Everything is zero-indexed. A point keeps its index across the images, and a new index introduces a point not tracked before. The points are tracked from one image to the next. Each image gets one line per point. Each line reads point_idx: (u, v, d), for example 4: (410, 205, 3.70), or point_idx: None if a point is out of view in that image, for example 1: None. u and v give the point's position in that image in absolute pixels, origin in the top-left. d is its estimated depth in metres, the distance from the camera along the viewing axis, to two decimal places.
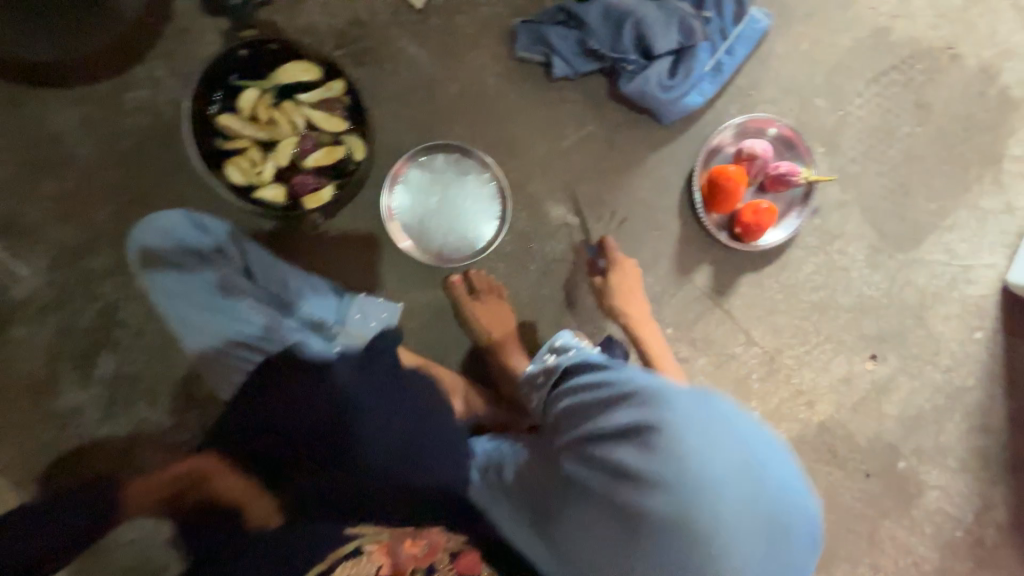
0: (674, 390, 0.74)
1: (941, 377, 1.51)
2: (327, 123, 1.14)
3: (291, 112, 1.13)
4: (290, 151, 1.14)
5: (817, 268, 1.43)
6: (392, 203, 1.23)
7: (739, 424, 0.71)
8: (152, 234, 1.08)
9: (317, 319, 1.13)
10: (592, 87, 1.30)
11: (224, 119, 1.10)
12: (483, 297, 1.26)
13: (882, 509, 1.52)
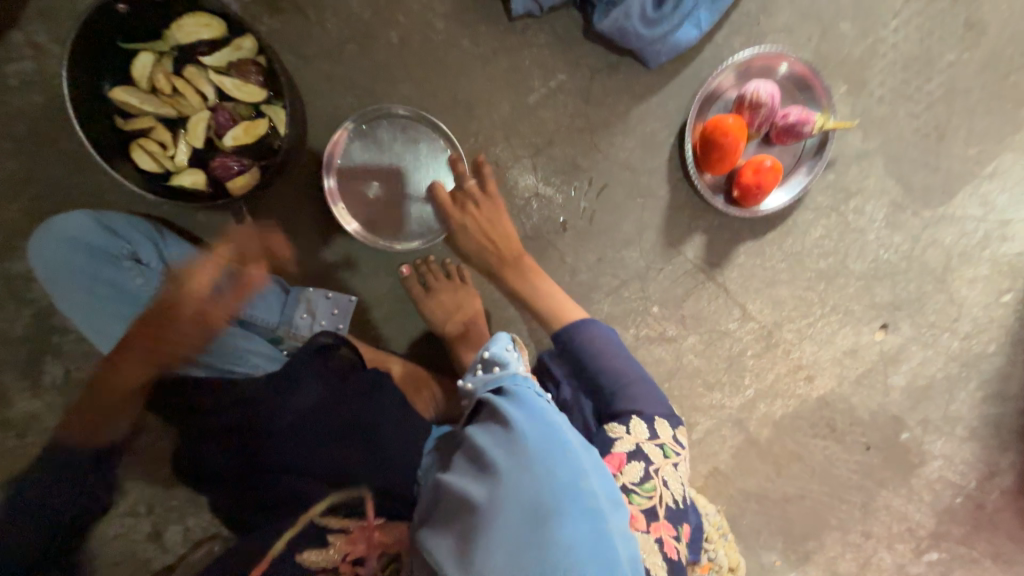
0: (538, 433, 0.62)
1: (958, 344, 1.38)
2: (241, 92, 0.95)
3: (197, 79, 0.94)
4: (204, 129, 0.96)
5: (827, 231, 1.26)
6: (334, 182, 1.07)
7: (594, 491, 0.57)
8: (49, 242, 0.97)
9: (257, 317, 1.08)
10: (561, 27, 1.08)
11: (117, 94, 0.92)
12: (438, 285, 1.13)
13: (878, 480, 1.47)
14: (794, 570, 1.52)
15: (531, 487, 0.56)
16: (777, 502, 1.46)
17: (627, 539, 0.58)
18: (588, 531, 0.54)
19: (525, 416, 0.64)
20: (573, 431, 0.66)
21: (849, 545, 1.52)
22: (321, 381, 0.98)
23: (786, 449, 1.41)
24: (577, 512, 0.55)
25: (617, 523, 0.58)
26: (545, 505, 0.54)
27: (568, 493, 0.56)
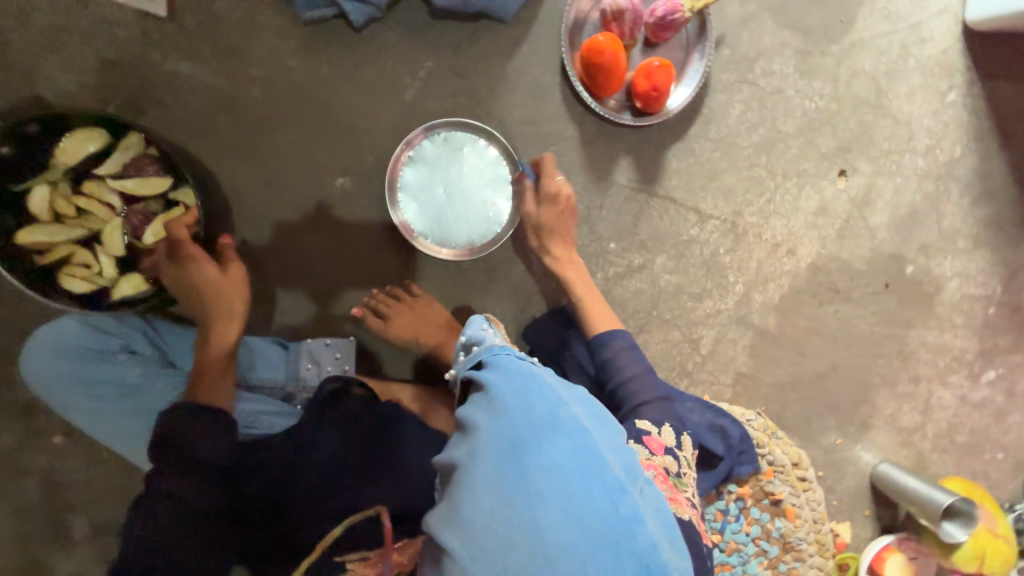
0: (509, 379, 0.60)
1: (924, 161, 1.33)
2: (144, 186, 0.98)
3: (98, 190, 0.97)
4: (120, 234, 0.99)
5: (746, 104, 1.24)
6: (404, 216, 1.09)
7: (567, 414, 0.53)
8: (46, 354, 1.00)
9: (263, 381, 1.09)
10: (408, 18, 1.07)
11: (26, 233, 0.94)
12: (393, 309, 1.12)
13: (904, 322, 1.42)
14: (859, 442, 1.47)
15: (509, 425, 0.53)
16: (814, 383, 1.41)
17: (623, 456, 0.53)
18: (572, 447, 0.50)
19: (501, 373, 0.63)
20: (552, 372, 0.63)
21: (903, 397, 1.46)
22: (335, 428, 0.96)
23: (801, 328, 1.37)
24: (556, 433, 0.51)
25: (608, 441, 0.53)
26: (521, 435, 0.51)
27: (544, 419, 0.53)
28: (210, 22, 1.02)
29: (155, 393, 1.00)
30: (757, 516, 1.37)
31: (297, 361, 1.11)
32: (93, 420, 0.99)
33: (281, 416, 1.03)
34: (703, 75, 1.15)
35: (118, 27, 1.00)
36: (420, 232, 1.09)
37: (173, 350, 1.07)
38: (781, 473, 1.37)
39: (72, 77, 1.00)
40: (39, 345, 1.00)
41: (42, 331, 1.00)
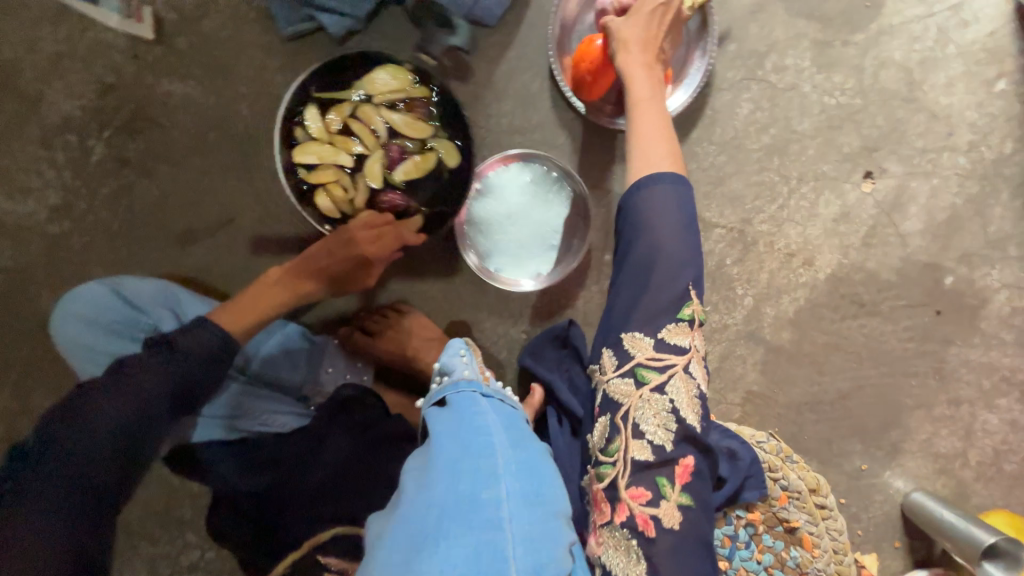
0: (446, 450, 0.70)
1: (966, 159, 1.19)
2: (412, 130, 0.92)
3: (376, 117, 0.91)
4: (378, 169, 0.92)
5: (755, 103, 1.14)
6: (473, 253, 1.08)
7: (480, 499, 0.64)
8: (72, 322, 1.00)
9: (284, 376, 1.09)
10: (391, 28, 1.05)
11: (300, 150, 0.90)
12: (376, 328, 1.13)
13: (942, 339, 1.27)
14: (889, 468, 1.34)
15: (431, 505, 0.64)
16: (836, 403, 1.30)
17: (529, 545, 0.62)
18: (472, 542, 0.59)
19: (451, 431, 0.74)
20: (497, 439, 0.73)
21: (941, 421, 1.32)
22: (343, 432, 1.00)
23: (819, 345, 1.26)
24: (466, 523, 0.61)
25: (517, 530, 0.63)
26: (432, 521, 0.62)
27: (462, 505, 0.63)
28: (199, 41, 1.04)
29: None
30: (770, 543, 1.26)
31: (318, 358, 1.13)
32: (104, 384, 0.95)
33: (294, 416, 1.04)
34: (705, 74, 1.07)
35: (113, 51, 1.02)
36: (475, 252, 1.08)
37: None
38: (797, 499, 1.26)
39: (74, 102, 1.04)
40: (78, 299, 1.02)
41: (84, 290, 1.03)
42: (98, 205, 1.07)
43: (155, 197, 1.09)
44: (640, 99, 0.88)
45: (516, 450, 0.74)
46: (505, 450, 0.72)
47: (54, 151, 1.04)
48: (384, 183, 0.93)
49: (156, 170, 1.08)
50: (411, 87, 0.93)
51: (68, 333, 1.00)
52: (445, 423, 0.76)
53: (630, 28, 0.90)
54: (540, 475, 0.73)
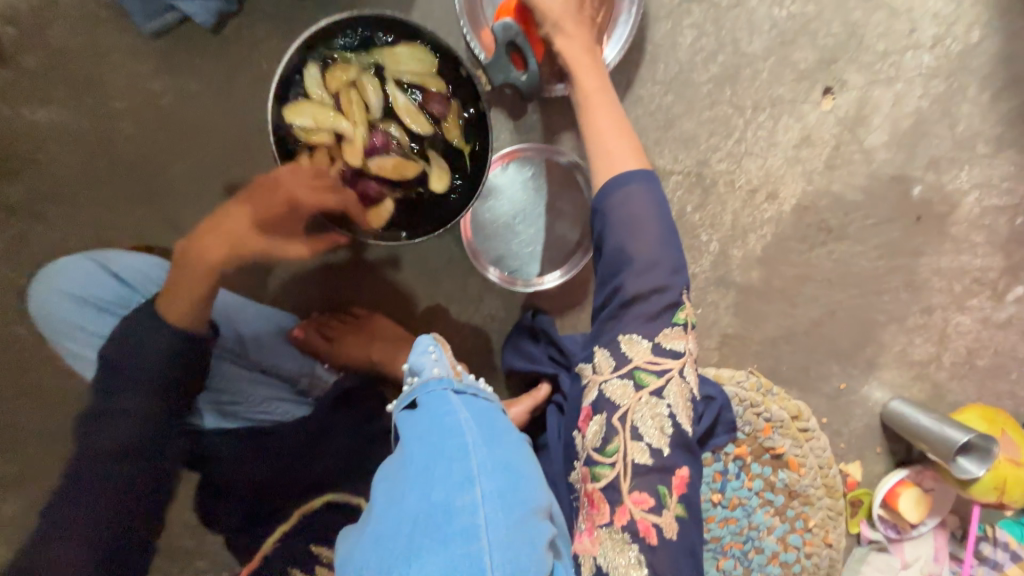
0: (420, 453, 0.66)
1: (931, 57, 1.09)
2: (416, 124, 0.85)
3: (383, 93, 0.84)
4: (362, 150, 0.84)
5: (700, 28, 1.02)
6: (492, 269, 1.08)
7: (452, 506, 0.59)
8: (58, 296, 0.91)
9: (284, 369, 1.04)
10: (271, 3, 0.91)
11: (295, 104, 0.81)
12: (340, 329, 1.08)
13: (912, 251, 1.24)
14: (867, 383, 1.36)
15: (406, 510, 0.61)
16: (811, 332, 1.29)
17: (509, 552, 0.58)
18: (446, 554, 0.55)
19: (423, 434, 0.69)
20: (471, 438, 0.68)
21: (915, 331, 1.33)
22: (345, 433, 1.00)
23: (790, 278, 1.23)
24: (440, 532, 0.57)
25: (495, 537, 0.58)
26: (404, 535, 0.58)
27: (435, 513, 0.59)
28: (49, 54, 0.89)
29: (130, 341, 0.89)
30: (759, 471, 1.32)
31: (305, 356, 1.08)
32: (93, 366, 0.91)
33: (298, 405, 1.02)
34: (636, 18, 0.95)
35: None
36: (484, 256, 1.08)
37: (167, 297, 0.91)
38: (780, 427, 1.31)
39: None
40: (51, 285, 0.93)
41: (52, 271, 0.93)
42: None
43: (52, 245, 0.96)
44: (592, 90, 0.83)
45: (493, 449, 0.68)
46: (483, 447, 0.67)
47: None
48: (362, 166, 0.85)
49: (46, 214, 0.95)
50: (426, 71, 0.85)
51: (52, 307, 0.91)
52: (419, 425, 0.71)
53: (552, 2, 0.81)
54: (518, 472, 0.68)
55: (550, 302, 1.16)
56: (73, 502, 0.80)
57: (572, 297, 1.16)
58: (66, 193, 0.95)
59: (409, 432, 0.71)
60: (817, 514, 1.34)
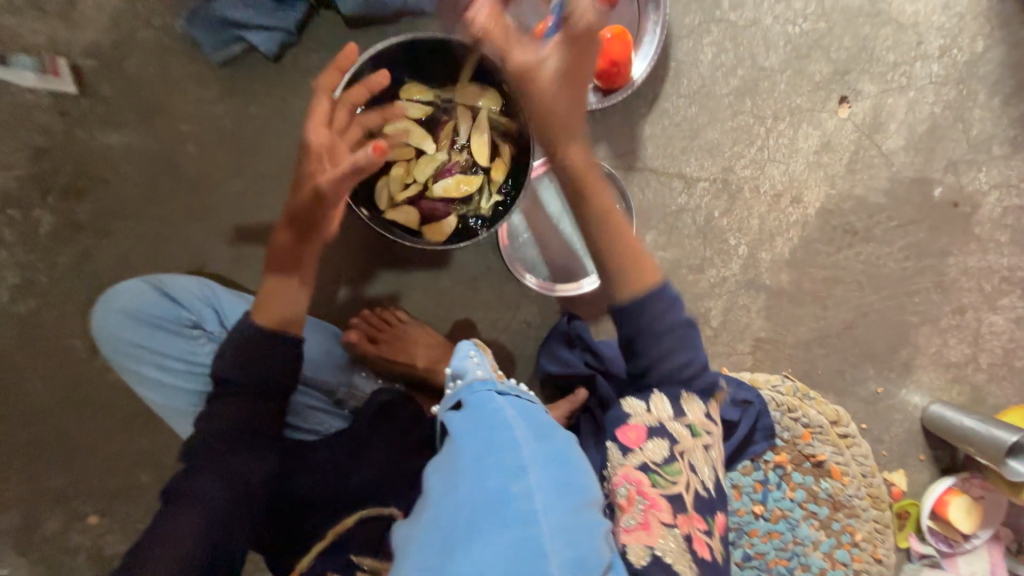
0: (469, 437, 0.54)
1: (939, 66, 1.16)
2: (478, 154, 0.95)
3: (461, 125, 0.96)
4: (433, 171, 0.95)
5: (719, 45, 1.10)
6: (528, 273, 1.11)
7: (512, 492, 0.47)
8: (116, 317, 0.92)
9: (320, 379, 1.03)
10: (325, 33, 0.99)
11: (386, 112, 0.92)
12: (385, 336, 1.09)
13: (939, 252, 1.26)
14: (905, 386, 1.35)
15: (453, 507, 0.48)
16: (844, 334, 1.29)
17: (578, 546, 0.46)
18: (506, 545, 0.43)
19: (470, 428, 0.56)
20: (520, 428, 0.54)
21: (948, 331, 1.32)
22: (383, 443, 0.96)
23: (820, 280, 1.25)
24: (495, 522, 0.45)
25: (560, 528, 0.46)
26: (457, 524, 0.47)
27: (488, 502, 0.46)
28: (127, 85, 0.98)
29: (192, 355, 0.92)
30: (801, 480, 1.27)
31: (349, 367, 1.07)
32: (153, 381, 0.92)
33: (334, 416, 1.02)
34: (661, 36, 1.03)
35: (36, 110, 0.97)
36: (520, 263, 1.10)
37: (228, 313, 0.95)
38: (819, 433, 1.27)
39: (11, 174, 0.98)
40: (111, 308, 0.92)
41: (109, 297, 0.93)
42: (60, 275, 1.02)
43: (116, 259, 1.02)
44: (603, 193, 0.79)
45: (544, 439, 0.54)
46: (543, 437, 0.55)
47: (6, 230, 1.00)
48: (427, 185, 0.96)
49: (112, 230, 1.02)
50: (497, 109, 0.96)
51: (110, 327, 0.92)
52: (465, 420, 0.58)
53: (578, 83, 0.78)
54: (574, 462, 0.54)
55: (584, 308, 1.17)
56: (174, 527, 0.76)
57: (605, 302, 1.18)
58: (130, 209, 1.01)
59: (456, 428, 0.58)
60: (864, 527, 1.28)
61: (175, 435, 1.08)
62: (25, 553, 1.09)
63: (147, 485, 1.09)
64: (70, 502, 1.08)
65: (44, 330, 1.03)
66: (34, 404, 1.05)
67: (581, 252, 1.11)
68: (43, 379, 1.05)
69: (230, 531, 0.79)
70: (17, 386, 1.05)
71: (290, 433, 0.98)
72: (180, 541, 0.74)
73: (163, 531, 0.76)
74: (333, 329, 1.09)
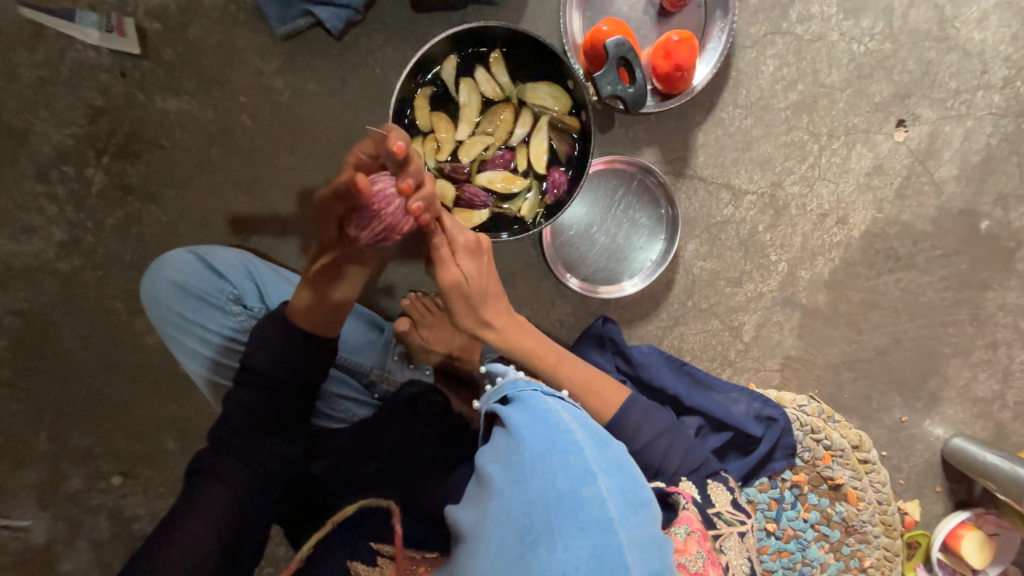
0: (530, 430, 0.52)
1: (1001, 97, 1.14)
2: (533, 153, 0.95)
3: (521, 124, 0.95)
4: (479, 156, 0.94)
5: (782, 59, 1.10)
6: (569, 273, 1.09)
7: (588, 498, 0.45)
8: (163, 286, 0.92)
9: (354, 362, 1.01)
10: (390, 15, 0.99)
11: (461, 83, 0.93)
12: (428, 321, 1.05)
13: (979, 285, 1.25)
14: (928, 417, 1.32)
15: (522, 507, 0.46)
16: (875, 360, 1.28)
17: (654, 559, 0.44)
18: (586, 551, 0.42)
19: (527, 424, 0.53)
20: (580, 431, 0.53)
21: (979, 365, 1.30)
22: (406, 428, 0.92)
23: (856, 303, 1.24)
24: (569, 527, 0.43)
25: (636, 538, 0.44)
26: (534, 519, 0.45)
27: (560, 506, 0.45)
28: (187, 50, 0.98)
29: (233, 330, 0.92)
30: (816, 501, 1.19)
31: (385, 355, 1.04)
32: (197, 355, 0.93)
33: (360, 405, 1.00)
34: (727, 44, 1.02)
35: (95, 70, 0.97)
36: (562, 263, 1.09)
37: (269, 291, 0.94)
38: (841, 457, 1.20)
39: (65, 130, 0.98)
40: (156, 279, 0.92)
41: (154, 266, 0.92)
42: (106, 236, 1.02)
43: (163, 225, 1.02)
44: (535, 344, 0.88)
45: (606, 444, 0.53)
46: (604, 441, 0.53)
47: (55, 186, 1.00)
48: (473, 171, 0.94)
49: (160, 196, 1.02)
50: (563, 116, 0.94)
51: (157, 296, 0.92)
52: (518, 415, 0.56)
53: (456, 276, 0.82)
54: (636, 470, 0.52)
55: (617, 311, 1.18)
56: (198, 512, 0.76)
57: (640, 307, 1.18)
58: (179, 175, 1.01)
59: (509, 423, 0.55)
60: (874, 554, 1.23)
61: (202, 404, 1.08)
62: (46, 508, 1.09)
63: (173, 452, 1.09)
64: (95, 461, 1.09)
65: (82, 289, 1.03)
66: (69, 360, 1.06)
67: (622, 255, 1.11)
68: (78, 337, 1.05)
69: (252, 514, 0.80)
70: (52, 342, 1.05)
71: (317, 421, 0.98)
72: (209, 523, 0.75)
73: (185, 518, 0.75)
74: (369, 313, 1.06)
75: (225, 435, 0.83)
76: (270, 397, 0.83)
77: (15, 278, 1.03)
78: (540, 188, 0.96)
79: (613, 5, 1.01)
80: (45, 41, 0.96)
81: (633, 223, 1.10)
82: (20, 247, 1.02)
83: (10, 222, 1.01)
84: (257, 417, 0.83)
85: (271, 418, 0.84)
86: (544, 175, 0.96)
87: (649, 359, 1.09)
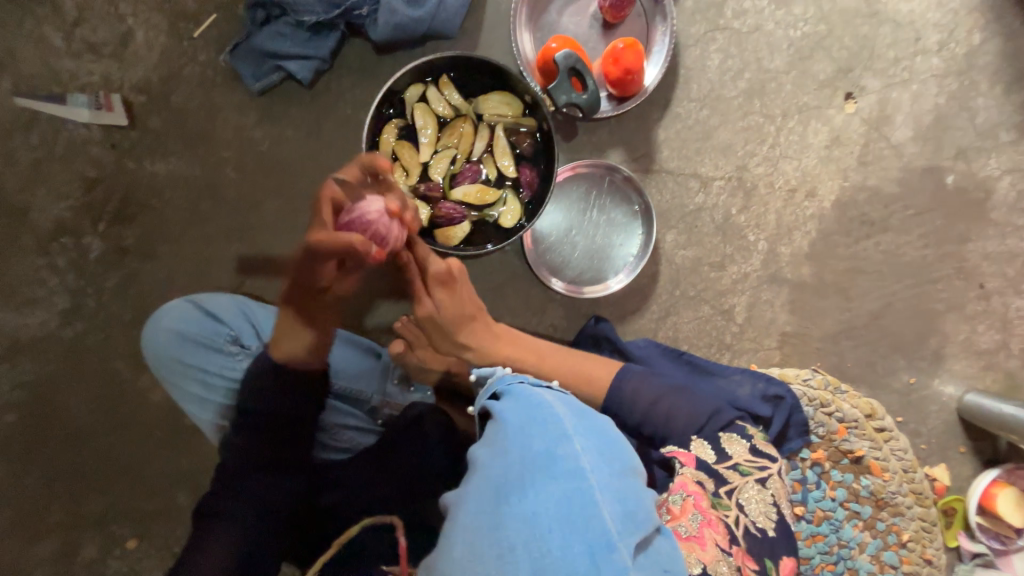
0: (513, 408, 0.56)
1: (939, 59, 1.21)
2: (499, 160, 1.00)
3: (481, 137, 1.00)
4: (448, 173, 0.99)
5: (725, 53, 1.17)
6: (553, 276, 1.13)
7: (563, 454, 0.47)
8: (163, 335, 0.95)
9: (353, 390, 1.01)
10: (355, 60, 1.07)
11: (418, 108, 0.98)
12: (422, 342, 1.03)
13: (958, 239, 1.27)
14: (937, 376, 1.31)
15: (500, 468, 0.49)
16: (870, 325, 1.29)
17: (628, 503, 0.45)
18: (557, 494, 0.44)
19: (511, 406, 0.57)
20: (561, 405, 0.56)
21: (976, 317, 1.30)
22: (410, 449, 0.92)
23: (841, 271, 1.26)
24: (542, 476, 0.45)
25: (608, 484, 0.46)
26: (511, 475, 0.47)
27: (536, 461, 0.47)
28: (170, 114, 1.05)
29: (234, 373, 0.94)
30: (840, 478, 1.17)
31: (382, 381, 1.04)
32: (203, 401, 0.95)
33: (364, 433, 0.99)
34: (670, 45, 1.09)
35: (88, 144, 1.04)
36: (545, 267, 1.13)
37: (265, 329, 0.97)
38: (855, 428, 1.19)
39: (62, 203, 1.04)
40: (157, 330, 0.95)
41: (155, 318, 0.96)
42: (107, 298, 1.06)
43: (160, 281, 1.07)
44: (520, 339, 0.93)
45: (587, 416, 0.55)
46: (586, 415, 0.55)
47: (55, 255, 1.05)
48: (445, 187, 0.99)
49: (156, 253, 1.06)
50: (518, 120, 1.00)
51: (160, 346, 0.95)
52: (503, 401, 0.59)
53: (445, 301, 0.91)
54: (618, 437, 0.54)
55: (608, 309, 1.20)
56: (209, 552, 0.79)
57: (629, 303, 1.20)
58: (172, 231, 1.06)
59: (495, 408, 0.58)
60: (910, 526, 1.19)
61: (211, 453, 1.09)
62: None
63: (185, 506, 1.09)
64: (109, 525, 1.08)
65: (87, 354, 1.07)
66: (77, 426, 1.07)
67: (602, 253, 1.14)
68: (85, 402, 1.07)
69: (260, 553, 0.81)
70: (61, 410, 1.07)
71: (318, 455, 0.96)
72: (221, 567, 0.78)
73: (192, 574, 0.78)
74: (362, 339, 1.06)
75: (230, 479, 0.86)
76: (274, 440, 0.87)
77: (23, 350, 1.06)
78: (513, 191, 1.00)
79: (560, 24, 1.08)
80: (39, 125, 1.03)
81: (609, 220, 1.14)
82: (26, 319, 1.06)
83: (15, 296, 1.05)
84: (263, 458, 0.86)
85: (274, 459, 0.87)
86: (515, 177, 1.01)
87: (646, 352, 1.10)
